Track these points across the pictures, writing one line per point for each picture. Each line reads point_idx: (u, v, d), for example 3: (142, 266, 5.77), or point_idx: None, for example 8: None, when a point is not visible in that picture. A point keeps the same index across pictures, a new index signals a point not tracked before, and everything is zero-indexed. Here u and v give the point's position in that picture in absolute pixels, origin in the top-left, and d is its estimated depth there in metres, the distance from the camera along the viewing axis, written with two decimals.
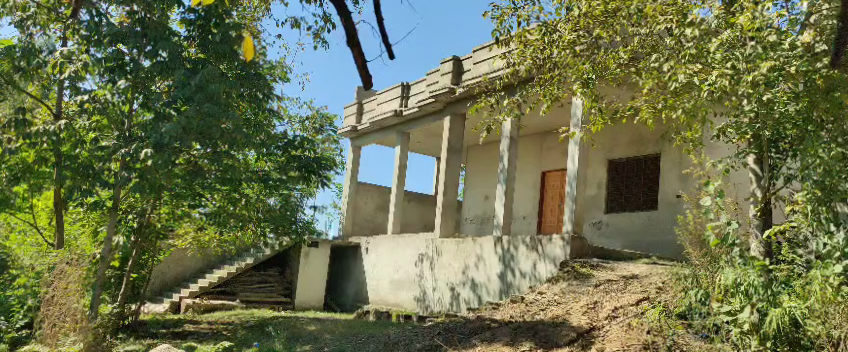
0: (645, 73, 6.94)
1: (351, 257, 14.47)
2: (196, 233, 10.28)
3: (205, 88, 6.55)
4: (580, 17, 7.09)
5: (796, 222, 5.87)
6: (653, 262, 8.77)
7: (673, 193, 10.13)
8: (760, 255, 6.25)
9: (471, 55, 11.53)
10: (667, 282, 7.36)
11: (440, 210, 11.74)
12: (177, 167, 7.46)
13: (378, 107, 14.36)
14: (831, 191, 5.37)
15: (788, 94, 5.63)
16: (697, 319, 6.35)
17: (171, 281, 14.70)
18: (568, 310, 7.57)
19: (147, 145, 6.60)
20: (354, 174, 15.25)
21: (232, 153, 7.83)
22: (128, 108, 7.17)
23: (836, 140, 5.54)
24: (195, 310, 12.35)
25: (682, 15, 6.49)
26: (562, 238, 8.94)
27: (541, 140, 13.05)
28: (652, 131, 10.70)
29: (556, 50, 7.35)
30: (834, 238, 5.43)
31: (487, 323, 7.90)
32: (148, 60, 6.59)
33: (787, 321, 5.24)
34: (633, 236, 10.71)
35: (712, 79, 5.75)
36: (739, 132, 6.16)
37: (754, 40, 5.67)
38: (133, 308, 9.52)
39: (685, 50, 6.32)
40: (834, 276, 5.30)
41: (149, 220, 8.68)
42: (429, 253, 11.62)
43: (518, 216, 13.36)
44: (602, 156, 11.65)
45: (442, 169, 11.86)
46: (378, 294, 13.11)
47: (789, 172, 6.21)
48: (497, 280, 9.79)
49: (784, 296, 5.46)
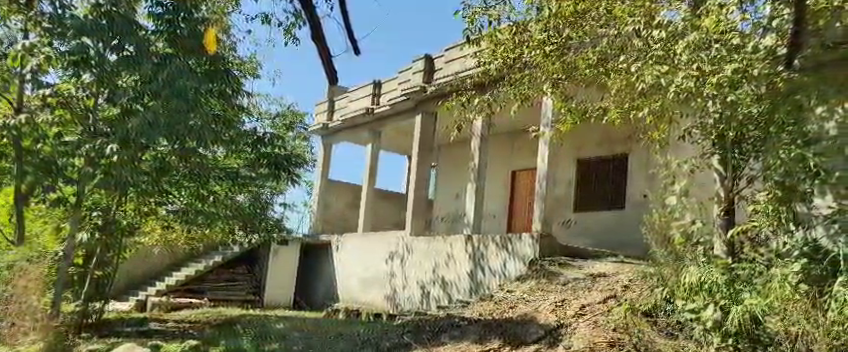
0: (613, 74, 7.02)
1: (320, 255, 14.41)
2: (163, 230, 10.15)
3: (172, 84, 6.47)
4: (550, 17, 7.19)
5: (758, 221, 6.08)
6: (620, 260, 8.90)
7: (640, 193, 10.30)
8: (723, 254, 6.44)
9: (443, 53, 11.55)
10: (633, 280, 7.47)
11: (411, 208, 11.74)
12: (142, 163, 7.32)
13: (350, 105, 14.31)
14: (791, 190, 5.51)
15: (752, 96, 5.57)
16: (661, 316, 6.49)
17: (138, 278, 14.60)
18: (536, 308, 7.64)
19: (112, 142, 6.76)
20: (325, 172, 15.18)
21: (199, 149, 7.72)
22: (92, 103, 7.03)
23: (796, 142, 5.29)
24: (162, 308, 12.16)
25: (649, 16, 6.50)
26: (532, 237, 9.00)
27: (511, 139, 13.14)
28: (620, 131, 10.86)
29: (526, 51, 7.54)
30: (794, 237, 5.82)
31: (456, 321, 7.89)
32: (114, 54, 6.42)
33: (746, 319, 5.41)
34: (600, 235, 10.85)
35: (678, 81, 5.95)
36: (705, 132, 6.37)
37: (717, 42, 5.91)
38: (98, 306, 9.37)
39: (652, 51, 6.44)
40: (794, 274, 5.48)
41: (116, 217, 8.35)
42: (400, 251, 11.61)
43: (488, 214, 13.45)
44: (572, 155, 11.74)
45: (413, 167, 11.88)
46: (348, 292, 13.06)
47: (752, 173, 6.27)
48: (467, 278, 9.82)
49: (746, 293, 5.72)
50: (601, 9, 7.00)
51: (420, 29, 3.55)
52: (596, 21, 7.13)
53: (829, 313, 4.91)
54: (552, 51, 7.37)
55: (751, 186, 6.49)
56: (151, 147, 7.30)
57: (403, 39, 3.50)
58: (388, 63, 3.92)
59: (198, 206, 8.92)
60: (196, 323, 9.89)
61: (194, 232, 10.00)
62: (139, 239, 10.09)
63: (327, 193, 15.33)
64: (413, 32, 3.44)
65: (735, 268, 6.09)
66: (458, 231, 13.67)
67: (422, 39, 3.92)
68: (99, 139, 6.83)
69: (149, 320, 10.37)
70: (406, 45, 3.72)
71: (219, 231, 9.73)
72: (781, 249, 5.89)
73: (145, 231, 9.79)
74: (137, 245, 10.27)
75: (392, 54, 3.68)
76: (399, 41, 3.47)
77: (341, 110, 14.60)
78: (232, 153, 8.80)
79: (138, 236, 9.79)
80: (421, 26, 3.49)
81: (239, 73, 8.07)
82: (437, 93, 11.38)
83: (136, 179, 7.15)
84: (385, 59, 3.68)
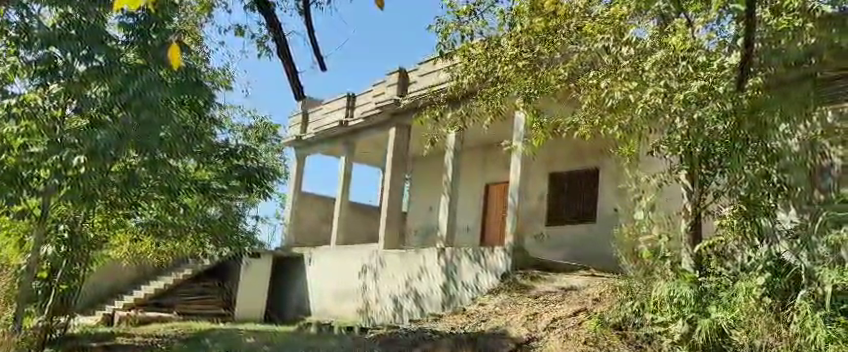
0: (584, 90, 7.11)
1: (293, 266, 14.28)
2: (131, 244, 9.88)
3: (143, 96, 6.49)
4: (521, 33, 7.32)
5: (724, 236, 6.15)
6: (592, 274, 8.98)
7: (611, 207, 10.43)
8: (690, 268, 6.42)
9: (416, 67, 11.62)
10: (603, 294, 7.52)
11: (384, 221, 11.70)
12: (111, 175, 7.14)
13: (324, 117, 14.27)
14: (756, 206, 5.79)
15: (717, 113, 5.74)
16: (630, 330, 6.50)
17: (106, 292, 14.28)
18: (508, 321, 7.67)
19: (80, 153, 6.50)
20: (298, 184, 15.09)
21: (169, 160, 7.64)
22: (61, 114, 6.78)
23: (762, 158, 5.67)
24: (129, 322, 11.87)
25: (618, 34, 6.65)
26: (504, 250, 9.05)
27: (483, 153, 13.24)
28: (591, 145, 11.01)
29: (498, 66, 7.61)
30: (758, 252, 5.92)
31: (429, 335, 7.84)
32: (82, 64, 6.32)
33: (713, 331, 5.56)
34: (571, 249, 10.94)
35: (646, 97, 6.13)
36: (672, 147, 6.21)
37: (684, 60, 6.07)
38: (63, 321, 9.09)
39: (621, 68, 6.64)
40: (758, 288, 5.60)
41: (82, 230, 7.89)
42: (373, 264, 11.58)
43: (461, 227, 13.49)
44: (544, 170, 11.87)
45: (387, 181, 11.87)
46: (321, 306, 12.94)
47: (719, 188, 6.30)
48: (440, 291, 9.84)
49: (712, 306, 5.77)
50: (572, 25, 7.13)
51: (392, 47, 3.80)
52: (567, 37, 7.20)
53: (791, 326, 5.26)
54: (525, 66, 7.44)
55: (718, 202, 6.45)
56: (121, 158, 7.13)
57: (377, 51, 3.65)
58: (363, 71, 4.03)
59: (168, 218, 8.63)
60: (165, 338, 9.72)
61: (163, 245, 9.81)
62: (108, 252, 9.83)
63: (300, 205, 15.25)
64: (384, 47, 3.63)
65: (703, 282, 6.09)
66: (432, 244, 13.71)
67: (394, 51, 4.03)
68: (65, 149, 6.54)
69: (115, 335, 10.12)
70: (380, 56, 3.87)
71: (189, 243, 9.61)
72: (747, 263, 5.99)
73: (114, 244, 9.53)
74: (105, 258, 9.98)
75: (366, 64, 3.84)
76: (377, 53, 3.69)
77: (315, 122, 14.57)
78: (204, 163, 8.73)
79: (107, 248, 9.51)
80: (393, 43, 3.70)
81: (211, 84, 8.10)
82: (411, 105, 11.46)
83: (105, 191, 7.00)
84: (362, 67, 3.85)
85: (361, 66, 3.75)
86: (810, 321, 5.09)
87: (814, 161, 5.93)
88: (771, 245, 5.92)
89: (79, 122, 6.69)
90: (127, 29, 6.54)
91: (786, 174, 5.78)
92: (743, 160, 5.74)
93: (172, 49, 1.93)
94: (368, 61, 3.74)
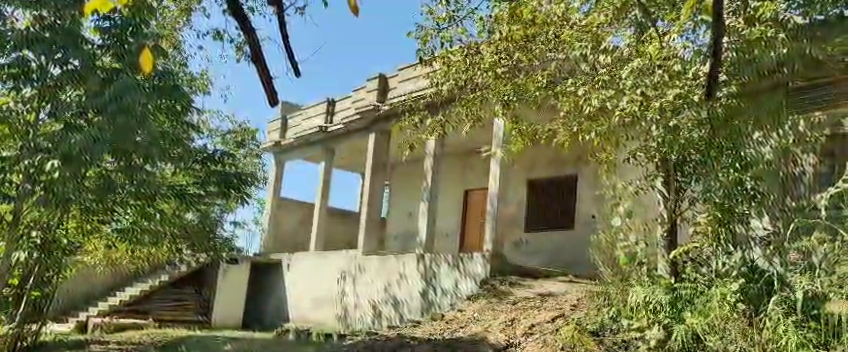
0: (562, 97, 7.14)
1: (272, 271, 14.20)
2: (105, 250, 9.70)
3: (119, 100, 6.33)
4: (500, 40, 7.32)
5: (699, 242, 6.24)
6: (570, 279, 9.06)
7: (588, 213, 10.52)
8: (666, 274, 6.46)
9: (396, 73, 11.64)
10: (581, 300, 7.50)
11: (364, 227, 11.64)
12: (86, 179, 7.08)
13: (303, 123, 14.23)
14: (731, 213, 5.90)
15: (693, 121, 5.91)
16: (608, 336, 6.33)
17: (80, 298, 14.17)
18: (486, 327, 7.66)
19: (54, 158, 6.40)
20: (277, 190, 14.97)
21: (146, 165, 7.48)
22: (33, 119, 6.69)
23: (734, 166, 5.85)
24: (104, 329, 11.72)
25: (596, 41, 6.74)
26: (483, 256, 9.06)
27: (463, 159, 13.27)
28: (570, 152, 11.06)
29: (478, 73, 7.61)
30: (733, 258, 6.06)
31: (407, 341, 7.78)
32: (57, 67, 6.26)
33: (688, 337, 5.57)
34: (550, 256, 10.99)
35: (623, 105, 6.21)
36: (648, 155, 6.36)
37: (660, 68, 6.13)
38: (34, 328, 8.91)
39: (599, 76, 6.68)
40: (731, 294, 5.68)
41: (56, 236, 7.75)
42: (352, 269, 11.54)
43: (441, 234, 13.48)
44: (523, 176, 11.92)
45: (366, 186, 11.82)
46: (300, 312, 12.87)
47: (694, 195, 6.37)
48: (418, 297, 9.83)
49: (687, 312, 5.83)
50: (551, 33, 7.19)
51: (367, 58, 3.82)
52: (545, 45, 7.28)
53: (763, 331, 5.30)
54: (504, 73, 7.51)
55: (693, 207, 6.49)
56: (96, 163, 7.04)
57: (352, 63, 3.61)
58: (338, 81, 4.02)
59: (144, 225, 8.48)
60: (140, 345, 9.56)
61: (139, 251, 9.71)
62: (81, 258, 9.67)
63: (278, 210, 15.16)
64: (359, 59, 3.61)
65: (678, 287, 6.12)
66: (411, 249, 13.66)
67: (369, 61, 4.05)
68: (38, 154, 6.49)
69: (88, 342, 9.95)
70: (355, 66, 3.89)
71: (165, 250, 9.46)
72: (721, 269, 6.11)
73: (88, 250, 9.38)
74: (79, 264, 9.82)
75: (335, 72, 3.45)
76: (348, 64, 3.47)
77: (294, 127, 14.54)
78: (181, 169, 8.62)
79: (81, 254, 9.35)
80: (367, 54, 3.69)
81: (189, 89, 8.08)
82: (391, 112, 11.48)
83: (79, 196, 6.91)
84: (337, 78, 3.83)
85: (330, 73, 3.27)
86: (781, 327, 5.16)
87: (788, 169, 6.31)
88: (745, 251, 6.05)
89: (53, 126, 6.60)
90: (101, 33, 5.91)
91: (759, 182, 6.02)
92: (717, 167, 5.95)
93: (143, 55, 1.39)
94: (337, 67, 3.35)
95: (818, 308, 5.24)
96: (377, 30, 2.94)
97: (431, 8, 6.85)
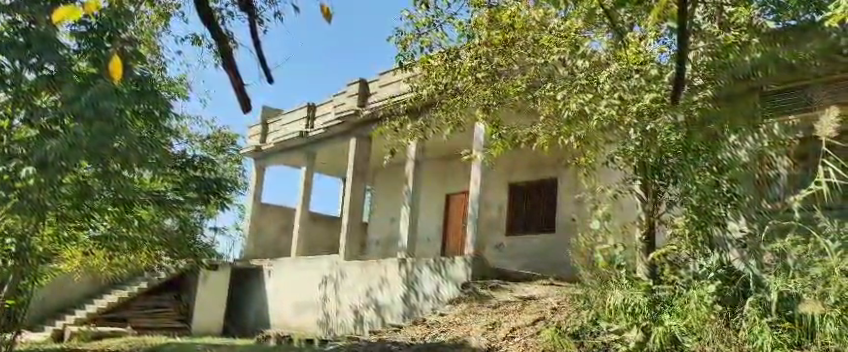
0: (543, 101, 7.17)
1: (253, 277, 14.07)
2: (83, 257, 9.58)
3: (97, 107, 6.13)
4: (479, 45, 7.43)
5: (677, 244, 6.30)
6: (550, 282, 9.11)
7: (568, 216, 10.59)
8: (644, 276, 6.50)
9: (376, 77, 11.67)
10: (561, 303, 7.55)
11: (345, 231, 11.62)
12: (63, 186, 7.02)
13: (284, 127, 14.18)
14: (707, 216, 6.07)
15: (669, 125, 6.00)
16: (587, 338, 6.30)
17: (54, 307, 13.96)
18: (467, 331, 7.65)
19: (29, 164, 6.31)
20: (257, 195, 14.91)
21: (125, 171, 7.42)
22: (7, 125, 6.62)
23: (714, 168, 6.00)
24: (82, 338, 11.52)
25: (574, 46, 6.81)
26: (465, 260, 9.09)
27: (444, 163, 13.32)
28: (549, 156, 11.15)
29: (457, 77, 7.72)
30: (709, 260, 6.17)
31: (390, 345, 7.77)
32: (33, 72, 6.17)
33: (667, 339, 5.63)
34: (531, 258, 11.05)
35: (601, 109, 6.31)
36: (626, 158, 6.49)
37: (637, 72, 6.29)
38: (9, 337, 8.75)
39: (577, 80, 6.74)
40: (708, 296, 5.77)
41: (33, 245, 7.60)
42: (333, 275, 11.51)
43: (423, 238, 13.50)
44: (504, 179, 11.99)
45: (347, 191, 11.81)
46: (281, 317, 12.80)
47: (672, 198, 6.41)
48: (400, 302, 9.84)
49: (665, 314, 5.91)
50: (530, 38, 7.32)
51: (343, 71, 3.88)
52: (523, 50, 7.38)
53: (740, 332, 5.38)
54: (483, 77, 7.59)
55: (671, 211, 6.55)
56: (72, 170, 6.95)
57: (329, 75, 3.40)
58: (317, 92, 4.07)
59: (122, 230, 8.39)
60: None
61: (118, 258, 9.62)
62: (58, 266, 9.54)
63: (259, 215, 15.13)
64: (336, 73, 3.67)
65: (657, 290, 6.20)
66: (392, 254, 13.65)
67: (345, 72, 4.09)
68: (12, 160, 6.41)
69: None
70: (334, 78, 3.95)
71: (144, 256, 9.36)
72: (698, 272, 6.19)
73: (65, 257, 9.26)
74: (55, 272, 9.70)
75: (314, 80, 3.14)
76: (324, 72, 3.16)
77: (273, 133, 14.50)
78: (161, 175, 8.54)
79: (57, 262, 9.24)
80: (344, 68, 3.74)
81: (167, 94, 8.03)
82: (372, 116, 11.52)
83: (54, 203, 6.83)
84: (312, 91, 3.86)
85: (305, 81, 2.96)
86: (757, 327, 5.26)
87: (761, 170, 6.30)
88: (721, 253, 6.19)
89: (28, 131, 6.51)
90: (79, 37, 6.16)
91: (736, 184, 6.06)
92: (694, 171, 6.02)
93: (113, 61, 1.49)
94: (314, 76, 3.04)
95: (793, 308, 5.37)
96: (362, 32, 2.66)
97: (411, 13, 7.04)
